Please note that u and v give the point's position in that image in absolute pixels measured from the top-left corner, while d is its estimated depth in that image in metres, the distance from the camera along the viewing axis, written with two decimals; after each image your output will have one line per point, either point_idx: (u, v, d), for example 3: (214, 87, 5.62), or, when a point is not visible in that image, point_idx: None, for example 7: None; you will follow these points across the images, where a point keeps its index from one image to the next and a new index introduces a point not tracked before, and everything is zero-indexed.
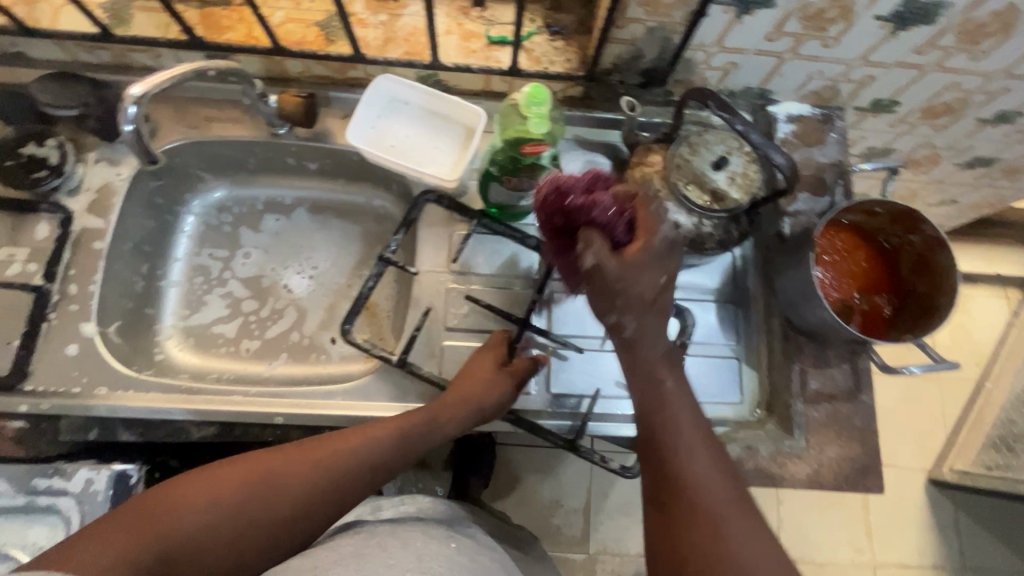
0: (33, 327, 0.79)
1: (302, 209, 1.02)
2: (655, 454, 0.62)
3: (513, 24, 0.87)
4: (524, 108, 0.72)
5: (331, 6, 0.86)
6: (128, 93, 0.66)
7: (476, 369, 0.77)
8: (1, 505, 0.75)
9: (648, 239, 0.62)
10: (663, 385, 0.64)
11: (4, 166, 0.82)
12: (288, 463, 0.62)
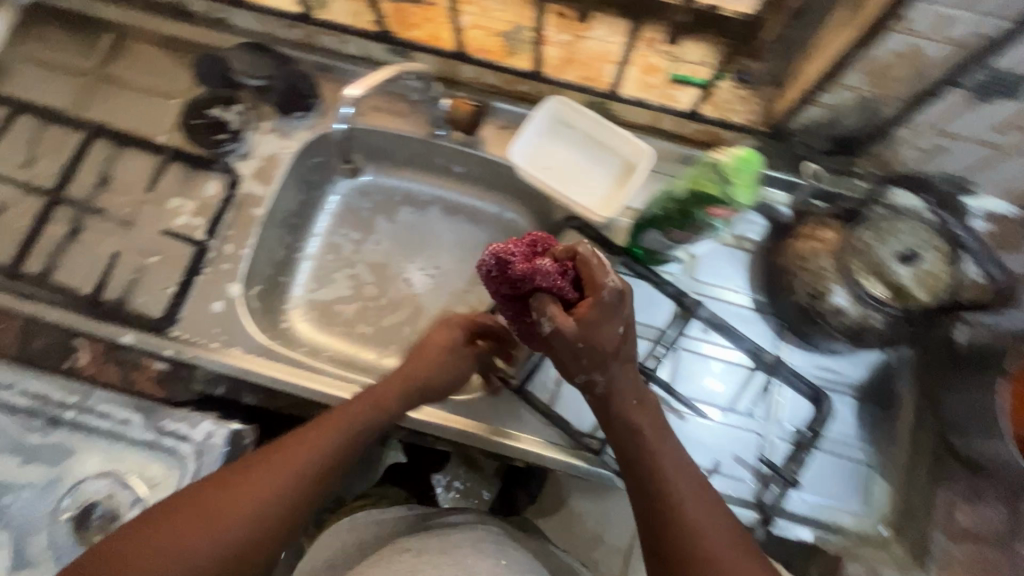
0: (189, 277, 0.84)
1: (436, 207, 1.02)
2: (655, 506, 0.61)
3: (699, 65, 0.83)
4: (732, 170, 0.63)
5: (518, 19, 0.86)
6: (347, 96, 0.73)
7: (427, 346, 0.77)
8: (130, 437, 0.79)
9: (597, 298, 0.61)
10: (642, 437, 0.65)
11: (192, 123, 0.89)
12: (262, 458, 0.64)
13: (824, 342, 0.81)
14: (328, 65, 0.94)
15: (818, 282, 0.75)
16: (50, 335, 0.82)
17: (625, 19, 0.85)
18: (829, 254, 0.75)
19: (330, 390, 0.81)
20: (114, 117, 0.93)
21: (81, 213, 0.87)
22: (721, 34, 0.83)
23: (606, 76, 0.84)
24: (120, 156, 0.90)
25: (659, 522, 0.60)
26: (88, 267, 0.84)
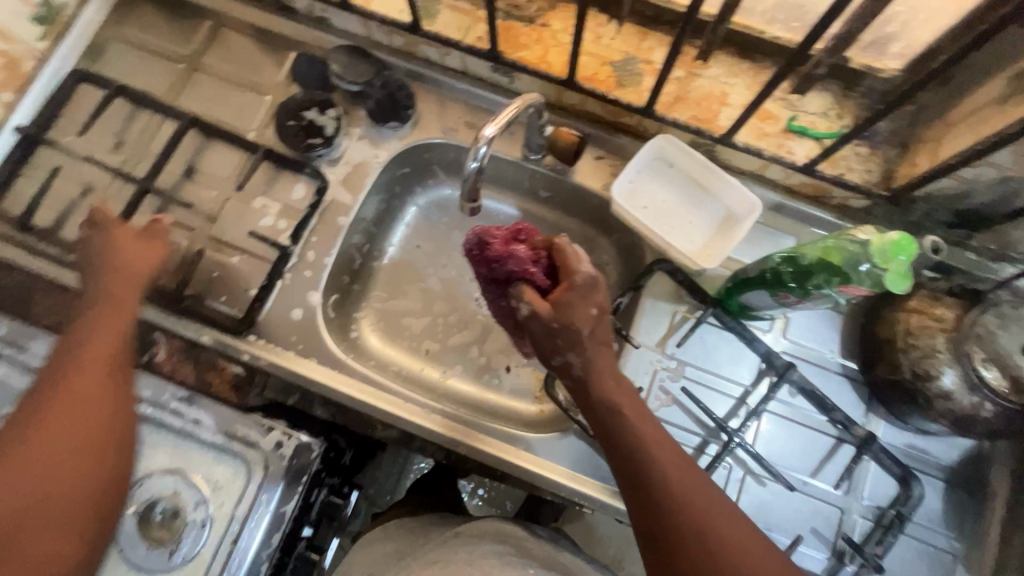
0: (272, 281, 0.84)
1: None
2: (636, 482, 0.60)
3: (820, 116, 0.79)
4: (886, 259, 0.58)
5: (631, 49, 0.82)
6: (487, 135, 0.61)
7: (124, 239, 0.73)
8: (199, 437, 0.78)
9: (571, 284, 0.63)
10: (623, 418, 0.62)
11: (287, 125, 0.87)
12: (71, 399, 0.63)
13: (919, 421, 0.76)
14: (425, 75, 0.91)
15: (925, 362, 0.71)
16: None
17: (744, 60, 0.81)
18: (943, 333, 0.70)
19: (404, 413, 0.81)
20: (206, 107, 0.92)
21: (167, 204, 0.86)
22: (846, 86, 0.79)
23: (720, 119, 0.80)
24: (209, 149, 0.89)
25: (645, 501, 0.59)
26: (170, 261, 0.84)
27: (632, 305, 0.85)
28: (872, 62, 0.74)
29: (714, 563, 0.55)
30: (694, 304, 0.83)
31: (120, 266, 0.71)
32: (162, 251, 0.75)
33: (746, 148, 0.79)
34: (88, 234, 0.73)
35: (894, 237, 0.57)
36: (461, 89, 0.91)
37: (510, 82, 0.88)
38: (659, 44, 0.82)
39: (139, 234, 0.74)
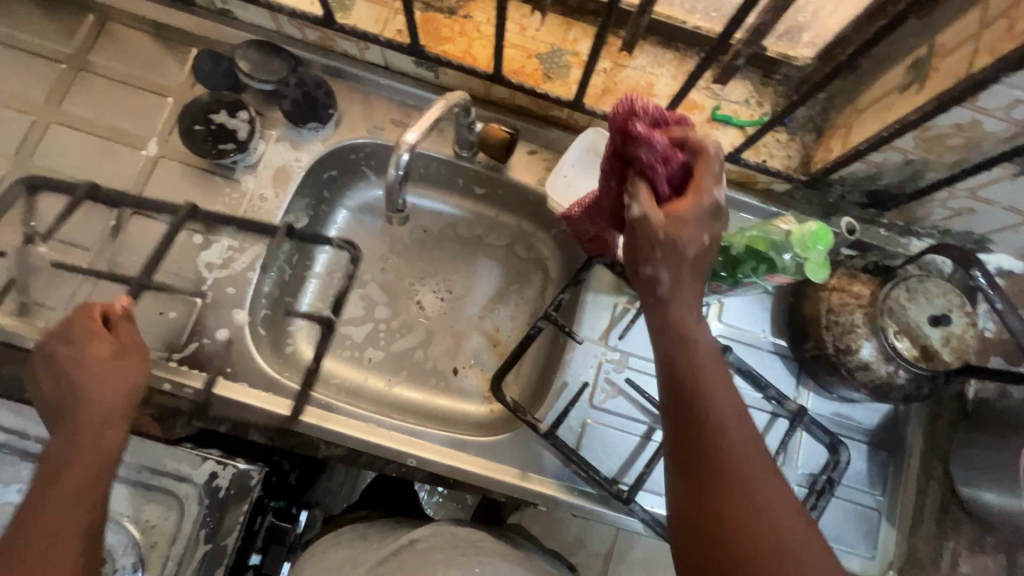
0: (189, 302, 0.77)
1: (452, 227, 0.97)
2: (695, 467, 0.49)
3: (741, 104, 0.81)
4: (806, 247, 0.61)
5: (557, 41, 0.81)
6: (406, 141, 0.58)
7: (94, 351, 0.60)
8: (124, 476, 0.73)
9: (694, 202, 0.52)
10: (696, 343, 0.52)
11: (192, 130, 0.79)
12: (36, 538, 0.51)
13: (843, 390, 0.81)
14: (346, 72, 0.86)
15: (845, 338, 0.75)
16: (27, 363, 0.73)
17: (667, 50, 0.82)
18: (861, 308, 0.75)
19: (347, 429, 0.78)
20: (99, 113, 0.82)
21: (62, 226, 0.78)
22: (764, 74, 0.81)
23: None
24: (107, 160, 0.81)
25: (701, 492, 0.49)
26: (71, 288, 0.77)
27: (573, 300, 0.84)
28: (787, 51, 0.78)
29: (771, 525, 0.47)
30: (634, 295, 0.84)
31: (95, 388, 0.59)
32: (144, 360, 0.64)
33: None
34: (50, 344, 0.61)
35: (812, 226, 0.61)
36: (384, 85, 0.86)
37: (435, 76, 0.85)
38: (585, 35, 0.81)
39: (115, 343, 0.62)
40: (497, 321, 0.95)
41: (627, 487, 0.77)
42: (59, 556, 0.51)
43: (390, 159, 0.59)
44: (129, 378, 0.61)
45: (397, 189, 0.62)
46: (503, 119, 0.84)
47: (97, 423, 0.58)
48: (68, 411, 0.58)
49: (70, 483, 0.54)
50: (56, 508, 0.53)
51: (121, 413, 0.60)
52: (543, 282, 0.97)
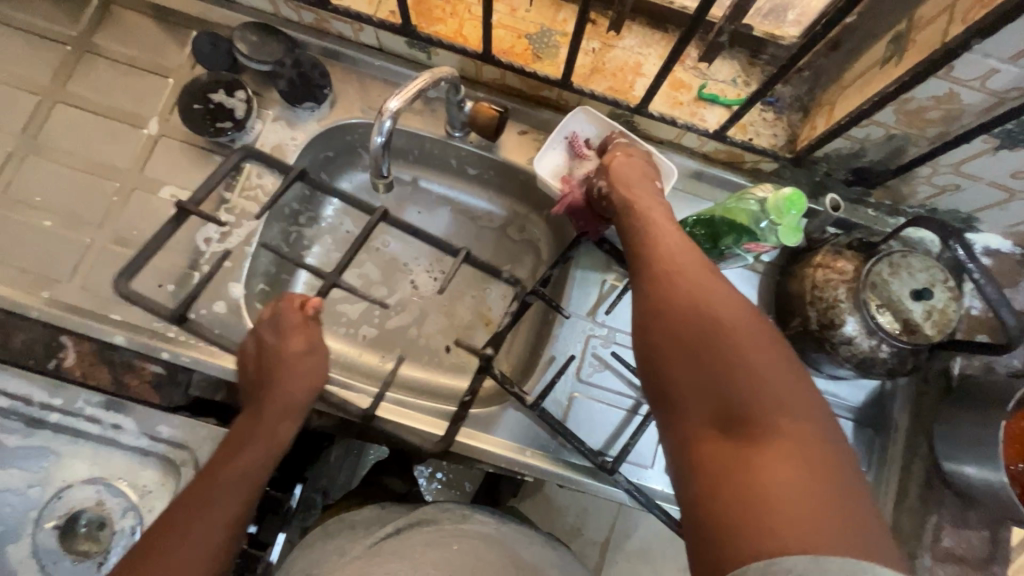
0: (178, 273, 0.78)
1: (446, 208, 0.99)
2: (654, 286, 0.54)
3: (728, 84, 0.82)
4: (776, 212, 0.61)
5: (546, 22, 0.82)
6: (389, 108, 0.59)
7: (292, 335, 0.72)
8: (124, 442, 0.76)
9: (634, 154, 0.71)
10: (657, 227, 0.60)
11: (191, 108, 0.81)
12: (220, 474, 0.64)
13: (827, 366, 0.82)
14: (342, 54, 0.88)
15: (829, 313, 0.76)
16: (30, 332, 0.75)
17: (656, 31, 0.83)
18: (845, 284, 0.76)
19: (336, 400, 0.79)
20: (102, 93, 0.85)
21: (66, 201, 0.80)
22: (751, 54, 0.83)
23: (635, 90, 0.82)
24: (109, 139, 0.84)
25: (665, 340, 0.51)
26: (73, 260, 0.79)
27: (562, 277, 0.86)
28: (773, 30, 0.79)
29: (725, 352, 0.47)
30: (621, 272, 0.86)
31: (291, 373, 0.71)
32: (325, 360, 0.74)
33: (660, 118, 0.81)
34: (261, 330, 0.74)
35: (787, 192, 0.60)
36: (379, 67, 0.88)
37: (428, 58, 0.86)
38: (573, 16, 0.83)
39: (308, 337, 0.73)
40: (489, 300, 0.97)
41: (612, 459, 0.79)
42: (217, 510, 0.61)
43: (374, 126, 0.62)
44: (309, 378, 0.72)
45: (382, 157, 0.65)
46: (494, 99, 0.86)
47: (284, 410, 0.69)
48: (264, 379, 0.71)
49: (249, 455, 0.65)
50: (232, 472, 0.64)
51: (297, 409, 0.70)
52: (535, 262, 0.99)
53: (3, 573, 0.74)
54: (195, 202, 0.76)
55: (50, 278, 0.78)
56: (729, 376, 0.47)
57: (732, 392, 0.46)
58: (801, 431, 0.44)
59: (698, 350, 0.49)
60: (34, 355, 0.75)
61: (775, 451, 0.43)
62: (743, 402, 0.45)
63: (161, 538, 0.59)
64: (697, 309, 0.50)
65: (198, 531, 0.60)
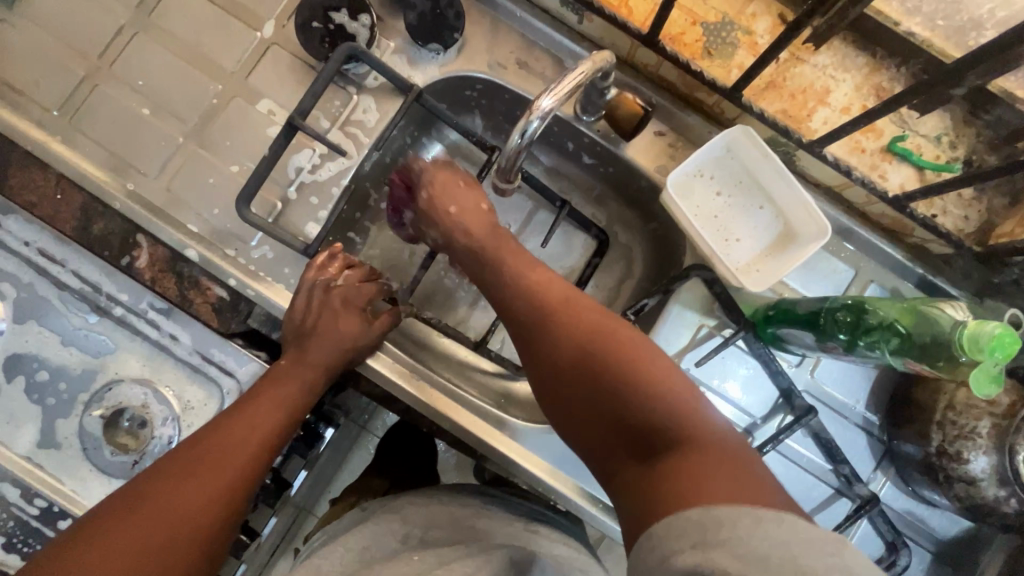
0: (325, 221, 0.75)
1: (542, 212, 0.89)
2: (526, 318, 0.61)
3: (929, 141, 0.67)
4: (973, 350, 0.49)
5: (730, 13, 0.68)
6: (542, 109, 0.52)
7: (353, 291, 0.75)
8: (176, 355, 0.75)
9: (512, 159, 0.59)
10: (533, 290, 0.62)
11: (311, 25, 0.74)
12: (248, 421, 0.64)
13: (927, 490, 0.71)
14: None
15: (956, 442, 0.64)
16: (109, 223, 0.74)
17: (861, 53, 0.68)
18: (990, 417, 0.63)
19: (388, 372, 0.76)
20: None
21: (170, 93, 0.77)
22: (972, 109, 0.66)
23: (813, 121, 0.68)
24: (219, 33, 0.78)
25: (585, 410, 0.55)
26: (163, 157, 0.76)
27: (656, 308, 0.77)
28: (1014, 91, 0.61)
29: (636, 423, 0.52)
30: (723, 320, 0.75)
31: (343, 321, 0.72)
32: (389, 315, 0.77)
33: (835, 164, 0.66)
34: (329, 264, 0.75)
35: (997, 330, 0.47)
36: (521, 19, 0.77)
37: (579, 22, 0.74)
38: (766, 11, 0.67)
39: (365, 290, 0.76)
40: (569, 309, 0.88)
41: None
42: (231, 459, 0.61)
43: (517, 123, 0.54)
44: (338, 329, 0.72)
45: (518, 152, 0.57)
46: (639, 88, 0.73)
47: (306, 377, 0.69)
48: (313, 309, 0.72)
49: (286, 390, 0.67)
50: (261, 418, 0.65)
51: (346, 348, 0.72)
52: (624, 274, 0.89)
53: (49, 445, 0.76)
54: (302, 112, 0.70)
55: (137, 170, 0.76)
56: (588, 374, 0.55)
57: (577, 363, 0.56)
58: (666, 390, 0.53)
59: (553, 354, 0.58)
60: (109, 247, 0.74)
61: (693, 481, 0.45)
62: (591, 352, 0.56)
63: (190, 459, 0.59)
64: (594, 381, 0.55)
65: (239, 434, 0.63)
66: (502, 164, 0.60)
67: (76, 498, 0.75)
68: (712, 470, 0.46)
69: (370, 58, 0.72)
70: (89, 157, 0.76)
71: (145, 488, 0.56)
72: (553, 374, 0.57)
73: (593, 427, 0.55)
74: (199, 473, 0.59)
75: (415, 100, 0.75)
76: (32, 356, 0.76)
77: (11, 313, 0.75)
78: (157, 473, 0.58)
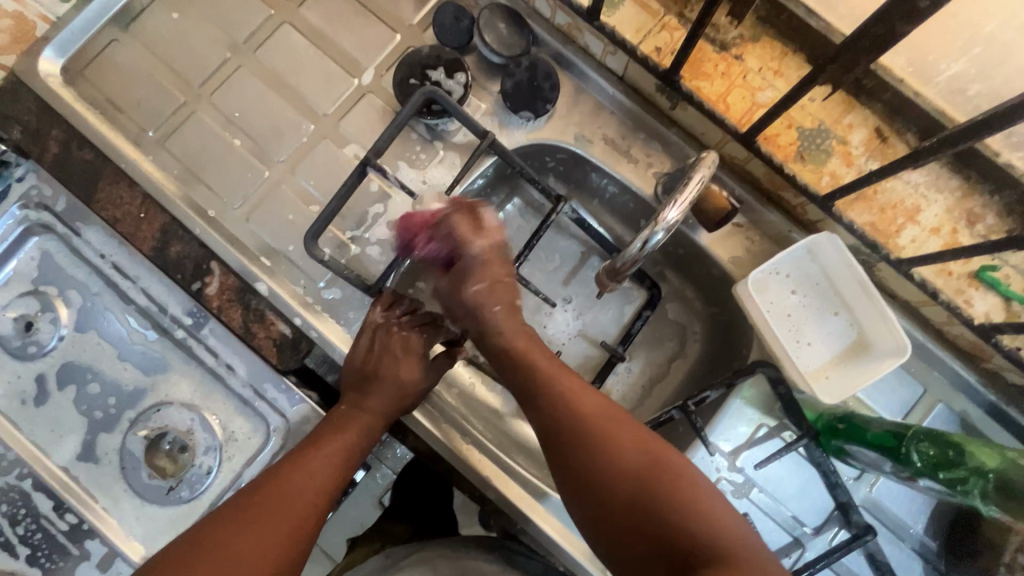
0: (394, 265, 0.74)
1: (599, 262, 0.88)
2: (549, 422, 0.58)
3: (1017, 271, 0.67)
4: None
5: (827, 121, 0.68)
6: (668, 219, 0.56)
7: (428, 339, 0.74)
8: (229, 384, 0.75)
9: (628, 260, 0.61)
10: (554, 384, 0.59)
11: (408, 82, 0.76)
12: (303, 466, 0.63)
13: None
14: (577, 68, 0.79)
15: None
16: (186, 247, 0.74)
17: (954, 175, 0.67)
18: None
19: (435, 432, 0.75)
20: (328, 26, 0.81)
21: (265, 129, 0.79)
22: None
23: (900, 238, 0.67)
24: (318, 76, 0.80)
25: (613, 522, 0.52)
26: (249, 189, 0.79)
27: (716, 400, 0.75)
28: None
29: (671, 545, 0.49)
30: (783, 420, 0.74)
31: (389, 359, 0.71)
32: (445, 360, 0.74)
33: (921, 284, 0.66)
34: (399, 304, 0.75)
35: None
36: (612, 97, 0.78)
37: (671, 108, 0.75)
38: (863, 124, 0.68)
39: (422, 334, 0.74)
40: (617, 380, 0.86)
41: None
42: (292, 504, 0.60)
43: (643, 233, 0.57)
44: (398, 375, 0.70)
45: (635, 261, 0.60)
46: (724, 179, 0.74)
47: (362, 425, 0.68)
48: (371, 346, 0.72)
49: (341, 439, 0.66)
50: (319, 464, 0.64)
51: (399, 392, 0.70)
52: (677, 352, 0.87)
53: (87, 459, 0.74)
54: (376, 152, 0.70)
55: (220, 197, 0.78)
56: (623, 487, 0.52)
57: (607, 474, 0.53)
58: (706, 506, 0.50)
59: (587, 466, 0.54)
60: (182, 271, 0.74)
61: None
62: (625, 470, 0.53)
63: (251, 506, 0.59)
64: (629, 503, 0.51)
65: (300, 479, 0.62)
66: (614, 265, 0.62)
67: (107, 518, 0.73)
68: None
69: (450, 105, 0.70)
70: (176, 180, 0.77)
71: (206, 536, 0.56)
72: (580, 488, 0.54)
73: (624, 542, 0.51)
74: (259, 520, 0.58)
75: (489, 148, 0.72)
76: (87, 367, 0.75)
77: (75, 321, 0.76)
78: (218, 523, 0.57)
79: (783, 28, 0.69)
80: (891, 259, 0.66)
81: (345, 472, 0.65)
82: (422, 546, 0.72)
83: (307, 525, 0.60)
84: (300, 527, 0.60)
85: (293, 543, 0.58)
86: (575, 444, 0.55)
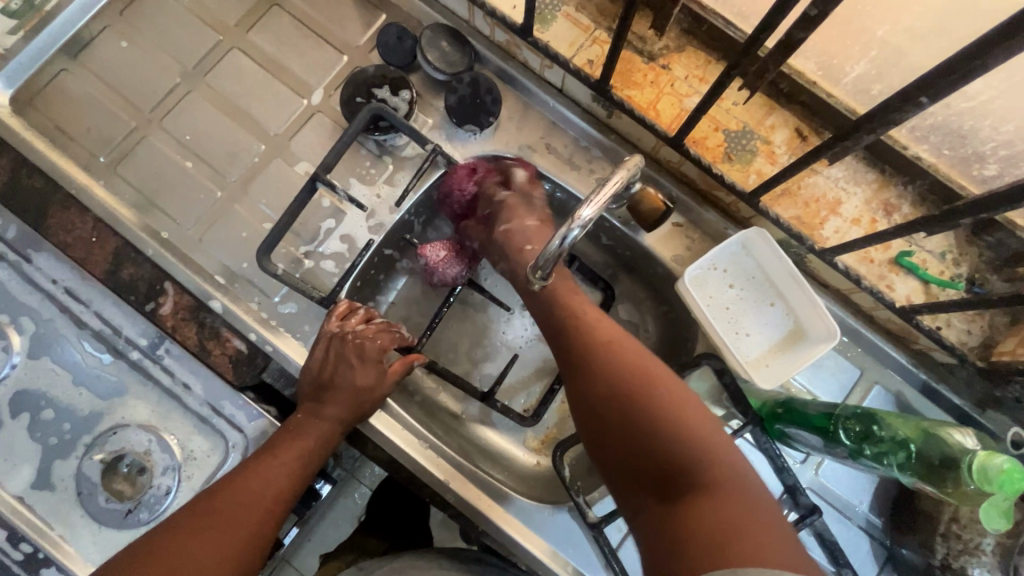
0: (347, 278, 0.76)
1: None
2: (567, 337, 0.64)
3: (932, 256, 0.71)
4: (978, 479, 0.49)
5: (751, 123, 0.73)
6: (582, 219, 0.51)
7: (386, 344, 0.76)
8: (186, 403, 0.75)
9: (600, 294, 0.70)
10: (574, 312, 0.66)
11: (354, 101, 0.79)
12: (256, 475, 0.64)
13: None
14: (518, 82, 0.82)
15: (961, 556, 0.63)
16: (139, 269, 0.75)
17: (870, 168, 0.72)
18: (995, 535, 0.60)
19: (394, 438, 0.76)
20: (276, 49, 0.83)
21: (217, 151, 0.81)
22: (975, 231, 0.70)
23: (824, 229, 0.72)
24: (268, 98, 0.83)
25: (609, 429, 0.58)
26: (202, 209, 0.80)
27: None
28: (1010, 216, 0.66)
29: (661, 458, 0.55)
30: (731, 410, 0.77)
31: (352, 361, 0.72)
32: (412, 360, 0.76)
33: (844, 271, 0.70)
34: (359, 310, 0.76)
35: (1006, 465, 0.48)
36: (553, 109, 0.82)
37: (608, 117, 0.79)
38: (784, 124, 0.73)
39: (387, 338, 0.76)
40: None
41: None
42: (242, 514, 0.61)
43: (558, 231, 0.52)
44: (353, 383, 0.71)
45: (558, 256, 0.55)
46: (661, 182, 0.77)
47: (322, 432, 0.69)
48: (327, 351, 0.72)
49: (297, 445, 0.67)
50: (274, 471, 0.65)
51: (359, 400, 0.72)
52: None
53: (43, 487, 0.74)
54: (325, 168, 0.73)
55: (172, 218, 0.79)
56: (623, 396, 0.58)
57: (610, 381, 0.59)
58: (701, 430, 0.56)
59: (593, 375, 0.61)
60: (136, 292, 0.75)
61: (723, 545, 0.49)
62: (627, 380, 0.59)
63: (203, 516, 0.60)
64: (628, 414, 0.57)
65: (252, 487, 0.63)
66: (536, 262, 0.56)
67: (63, 545, 0.73)
68: (736, 520, 0.51)
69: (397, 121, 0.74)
70: (129, 203, 0.79)
71: (159, 546, 0.58)
72: (586, 394, 0.60)
73: (620, 452, 0.57)
74: (208, 530, 0.59)
75: None
76: (40, 394, 0.75)
77: (27, 348, 0.75)
78: (172, 531, 0.59)
79: (705, 39, 0.74)
80: (816, 249, 0.70)
81: (299, 479, 0.66)
82: (394, 557, 0.73)
83: (258, 535, 0.62)
84: (252, 535, 0.61)
85: (245, 553, 0.61)
86: (584, 354, 0.62)
